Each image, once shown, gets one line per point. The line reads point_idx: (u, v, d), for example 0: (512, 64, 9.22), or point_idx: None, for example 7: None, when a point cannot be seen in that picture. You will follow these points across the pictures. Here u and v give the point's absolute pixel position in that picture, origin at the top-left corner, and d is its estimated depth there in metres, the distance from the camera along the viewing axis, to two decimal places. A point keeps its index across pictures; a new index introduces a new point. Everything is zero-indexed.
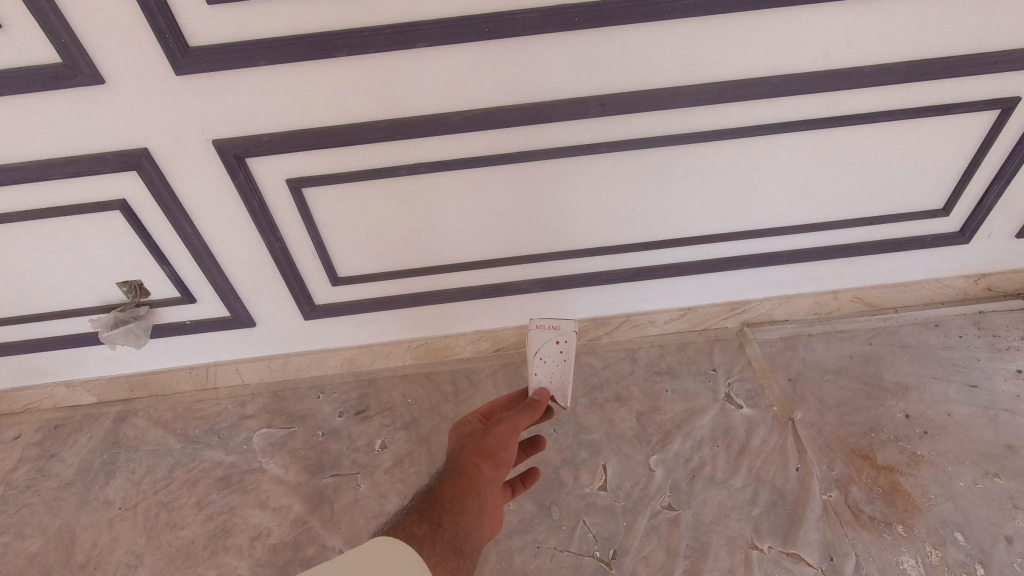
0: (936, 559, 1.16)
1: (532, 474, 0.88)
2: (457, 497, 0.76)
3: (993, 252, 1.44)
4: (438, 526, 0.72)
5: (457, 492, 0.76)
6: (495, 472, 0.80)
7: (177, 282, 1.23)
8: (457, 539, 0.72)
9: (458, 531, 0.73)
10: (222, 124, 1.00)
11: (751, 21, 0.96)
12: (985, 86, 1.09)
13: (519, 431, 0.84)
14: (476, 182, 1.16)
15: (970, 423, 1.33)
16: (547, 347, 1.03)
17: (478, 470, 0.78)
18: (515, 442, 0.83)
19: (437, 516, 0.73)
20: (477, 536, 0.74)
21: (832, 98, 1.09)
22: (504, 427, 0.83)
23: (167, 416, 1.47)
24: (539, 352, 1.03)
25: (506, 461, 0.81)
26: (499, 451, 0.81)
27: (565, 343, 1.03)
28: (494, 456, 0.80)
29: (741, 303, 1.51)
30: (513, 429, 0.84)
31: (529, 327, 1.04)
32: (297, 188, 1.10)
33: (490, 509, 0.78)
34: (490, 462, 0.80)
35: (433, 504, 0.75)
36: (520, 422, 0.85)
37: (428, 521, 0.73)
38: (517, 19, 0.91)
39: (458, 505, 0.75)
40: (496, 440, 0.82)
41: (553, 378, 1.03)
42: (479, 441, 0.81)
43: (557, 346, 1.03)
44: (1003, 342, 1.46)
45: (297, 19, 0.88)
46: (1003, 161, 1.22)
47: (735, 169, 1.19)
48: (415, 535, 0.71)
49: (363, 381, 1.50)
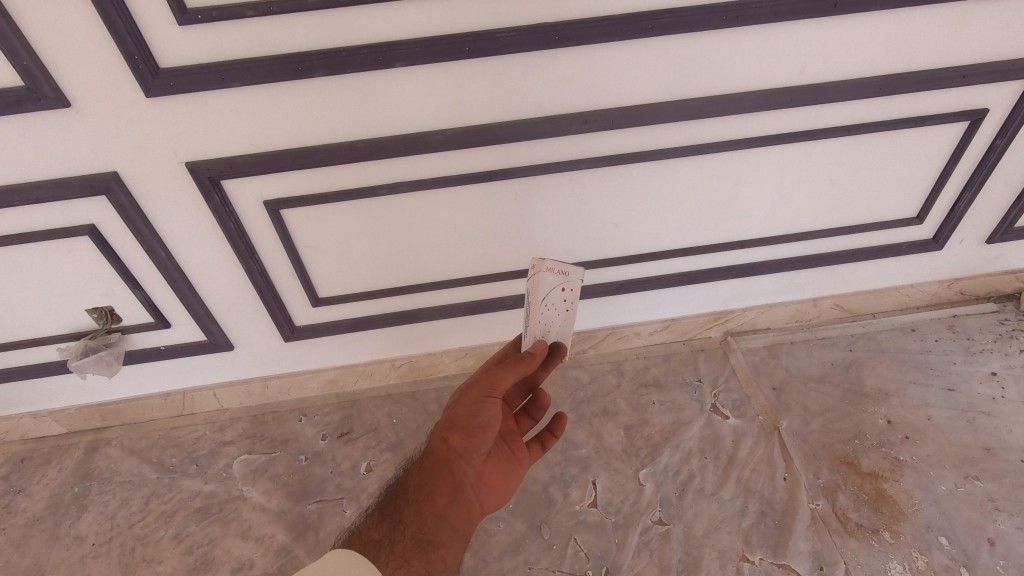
0: (922, 564, 1.17)
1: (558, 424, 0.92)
2: (423, 485, 0.78)
3: (965, 258, 1.48)
4: (400, 521, 0.75)
5: (425, 478, 0.79)
6: (466, 445, 0.80)
7: (150, 307, 1.19)
8: (424, 529, 0.75)
9: (424, 521, 0.76)
10: (196, 147, 0.97)
11: (729, 38, 0.97)
12: (955, 98, 1.11)
13: (495, 393, 0.82)
14: (458, 201, 1.15)
15: (950, 427, 1.35)
16: (549, 292, 0.97)
17: (448, 446, 0.80)
18: (490, 406, 0.82)
19: (399, 511, 0.76)
20: (451, 519, 0.77)
21: (809, 112, 1.10)
22: (474, 395, 0.82)
23: (142, 445, 1.42)
24: (545, 298, 0.97)
25: (479, 429, 0.81)
26: (471, 420, 0.81)
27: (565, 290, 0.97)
28: (464, 428, 0.80)
29: (724, 313, 1.52)
30: (485, 395, 0.82)
31: (538, 271, 0.95)
32: (275, 210, 1.07)
33: (468, 485, 0.80)
34: (459, 434, 0.80)
35: (397, 500, 0.78)
36: (496, 383, 0.83)
37: (390, 518, 0.76)
38: (497, 38, 0.90)
39: (425, 494, 0.78)
40: (466, 410, 0.81)
41: (554, 326, 0.98)
42: (450, 416, 0.82)
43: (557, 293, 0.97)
44: (976, 345, 1.50)
45: (272, 39, 0.86)
46: (972, 171, 1.25)
47: (716, 182, 1.20)
48: (372, 537, 0.73)
49: (346, 402, 1.47)
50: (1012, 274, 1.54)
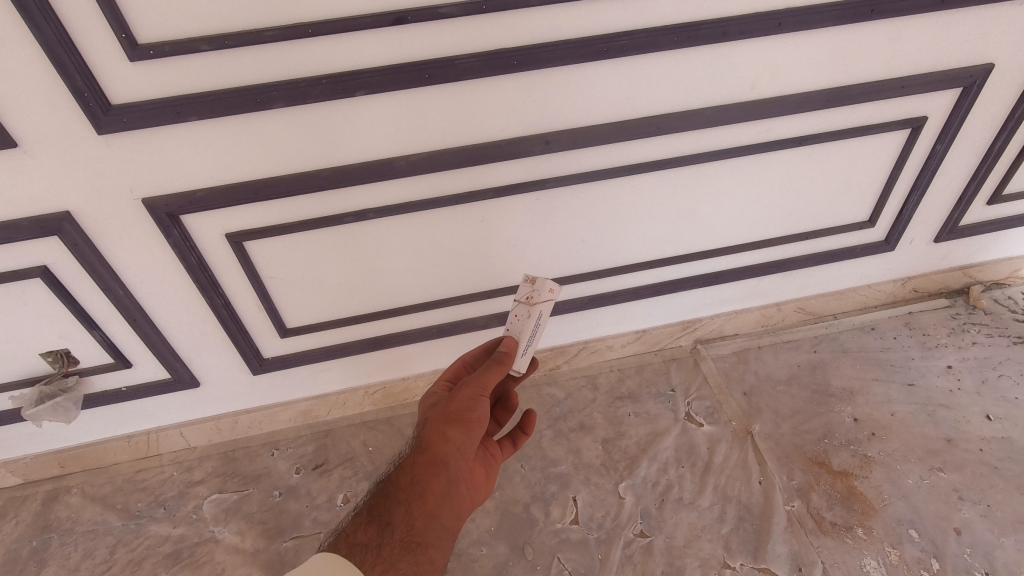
0: (895, 558, 1.20)
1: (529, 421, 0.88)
2: (416, 482, 0.71)
3: (916, 257, 1.54)
4: (388, 524, 0.69)
5: (417, 475, 0.71)
6: (465, 438, 0.74)
7: (110, 348, 1.15)
8: (414, 529, 0.68)
9: (416, 520, 0.69)
10: (152, 183, 0.95)
11: (682, 58, 1.00)
12: (897, 107, 1.17)
13: (487, 388, 0.79)
14: (425, 225, 1.15)
15: (913, 421, 1.40)
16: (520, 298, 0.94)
17: (446, 440, 0.73)
18: (485, 401, 0.77)
19: (387, 513, 0.70)
20: (444, 516, 0.70)
21: (762, 126, 1.14)
22: (469, 390, 0.77)
23: (105, 491, 1.36)
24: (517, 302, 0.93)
25: (476, 423, 0.75)
26: (467, 414, 0.75)
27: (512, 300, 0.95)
28: (461, 421, 0.74)
29: (693, 321, 1.55)
30: (480, 390, 0.78)
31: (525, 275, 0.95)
32: (237, 243, 1.05)
33: (462, 479, 0.73)
34: (457, 427, 0.74)
35: (384, 500, 0.71)
36: (489, 380, 0.79)
37: (377, 521, 0.69)
38: (457, 64, 0.91)
39: (418, 492, 0.71)
40: (462, 404, 0.76)
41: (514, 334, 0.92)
42: (444, 409, 0.76)
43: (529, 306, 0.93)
44: (932, 340, 1.56)
45: (229, 71, 0.85)
46: (917, 174, 1.31)
47: (678, 196, 1.23)
48: (358, 541, 0.67)
49: (320, 432, 1.45)
50: (960, 271, 1.61)
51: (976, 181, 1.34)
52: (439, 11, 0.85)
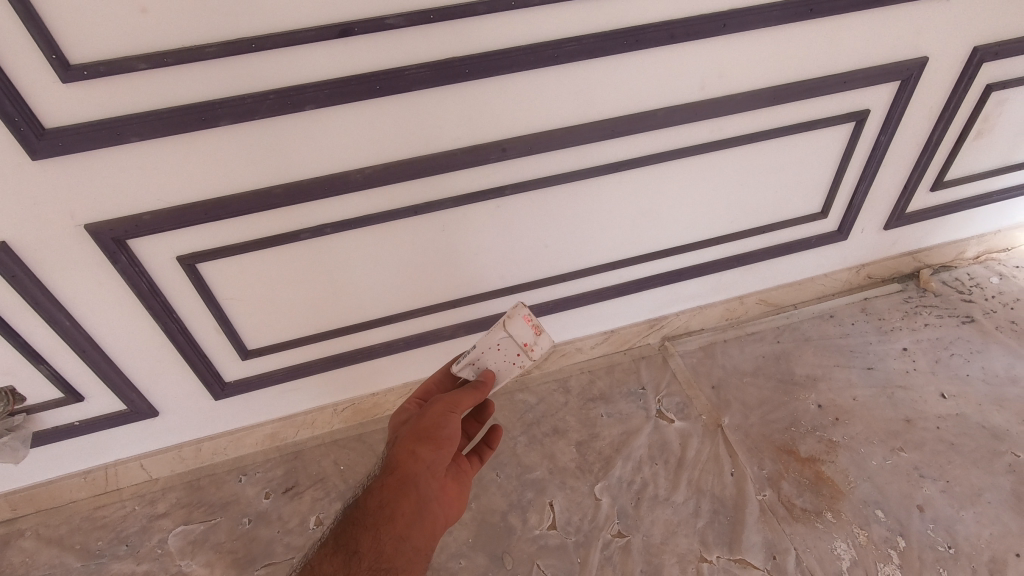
0: (864, 539, 1.23)
1: (495, 433, 0.83)
2: (383, 505, 0.69)
3: (868, 245, 1.60)
4: (355, 552, 0.67)
5: (385, 498, 0.69)
6: (435, 456, 0.72)
7: (58, 381, 1.10)
8: (383, 555, 0.67)
9: (385, 546, 0.67)
10: (95, 207, 0.91)
11: (632, 61, 1.02)
12: (841, 102, 1.21)
13: (459, 406, 0.77)
14: (385, 237, 1.13)
15: (874, 404, 1.45)
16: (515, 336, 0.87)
17: (415, 458, 0.71)
18: (455, 417, 0.75)
19: (354, 541, 0.68)
20: (415, 538, 0.68)
21: (713, 124, 1.16)
22: (439, 407, 0.75)
23: (62, 531, 1.29)
24: (508, 337, 0.87)
25: (447, 440, 0.73)
26: (438, 432, 0.73)
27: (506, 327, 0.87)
28: (430, 439, 0.72)
29: (659, 319, 1.57)
30: (450, 407, 0.76)
31: (521, 307, 0.87)
32: (190, 265, 1.02)
33: (433, 498, 0.71)
34: (427, 445, 0.72)
35: (351, 527, 0.69)
36: (460, 399, 0.77)
37: (343, 550, 0.67)
38: (408, 74, 0.90)
39: (385, 515, 0.69)
40: (431, 421, 0.74)
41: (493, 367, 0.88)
42: (413, 427, 0.74)
43: (521, 349, 0.88)
44: (888, 324, 1.62)
45: (170, 89, 0.82)
46: (864, 165, 1.36)
47: (637, 196, 1.25)
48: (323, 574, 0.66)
49: (289, 454, 1.41)
50: (910, 256, 1.68)
51: (918, 170, 1.40)
52: (386, 22, 0.84)
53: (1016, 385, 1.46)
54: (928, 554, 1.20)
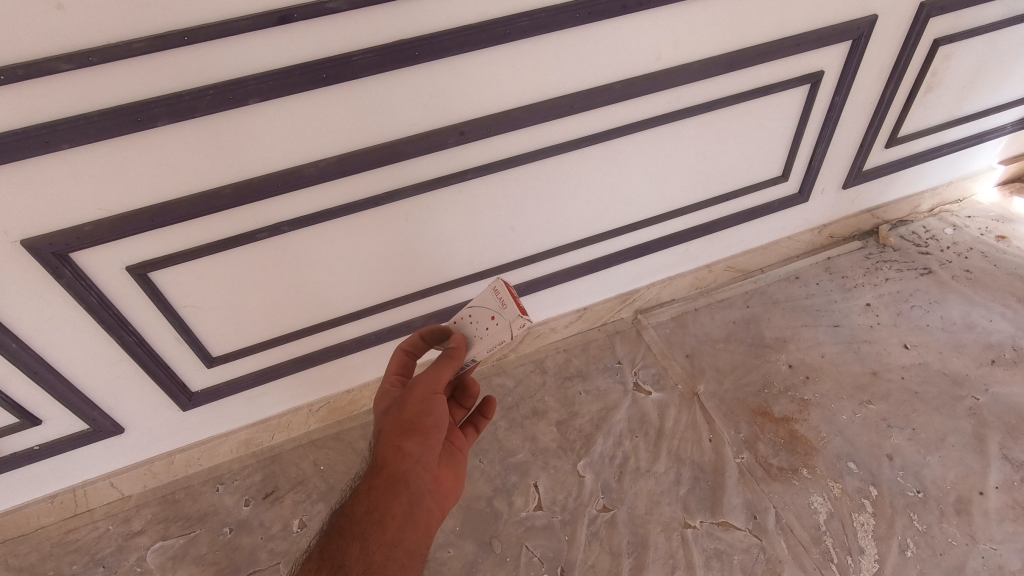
0: (839, 491, 1.27)
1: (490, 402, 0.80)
2: (372, 510, 0.66)
3: (829, 206, 1.63)
4: (341, 566, 0.62)
5: (374, 501, 0.66)
6: (423, 449, 0.69)
7: (11, 406, 1.05)
8: (374, 564, 0.62)
9: (374, 554, 0.63)
10: (28, 222, 0.85)
11: (586, 34, 0.99)
12: (796, 64, 1.21)
13: (440, 387, 0.74)
14: (347, 231, 1.10)
15: (841, 360, 1.49)
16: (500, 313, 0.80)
17: (401, 454, 0.68)
18: (439, 402, 0.72)
19: (341, 555, 0.63)
20: (408, 539, 0.65)
21: (672, 94, 1.15)
22: (419, 393, 0.73)
23: (31, 560, 1.25)
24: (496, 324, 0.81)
25: (433, 428, 0.70)
26: (422, 422, 0.71)
27: (508, 327, 0.78)
28: (416, 431, 0.70)
29: (631, 293, 1.58)
30: (431, 391, 0.73)
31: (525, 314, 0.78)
32: (141, 275, 0.97)
33: (426, 493, 0.68)
34: (413, 438, 0.69)
35: (337, 539, 0.65)
36: (441, 378, 0.74)
37: (330, 563, 0.63)
38: (355, 61, 0.86)
39: (375, 520, 0.65)
40: (415, 411, 0.71)
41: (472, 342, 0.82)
42: (396, 421, 0.71)
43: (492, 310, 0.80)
44: (851, 281, 1.66)
45: (98, 91, 0.77)
46: (821, 126, 1.37)
47: (599, 173, 1.24)
48: None
49: (265, 459, 1.38)
50: (869, 213, 1.71)
51: (873, 129, 1.42)
52: (326, 7, 0.80)
53: (972, 331, 1.51)
54: (898, 500, 1.25)
